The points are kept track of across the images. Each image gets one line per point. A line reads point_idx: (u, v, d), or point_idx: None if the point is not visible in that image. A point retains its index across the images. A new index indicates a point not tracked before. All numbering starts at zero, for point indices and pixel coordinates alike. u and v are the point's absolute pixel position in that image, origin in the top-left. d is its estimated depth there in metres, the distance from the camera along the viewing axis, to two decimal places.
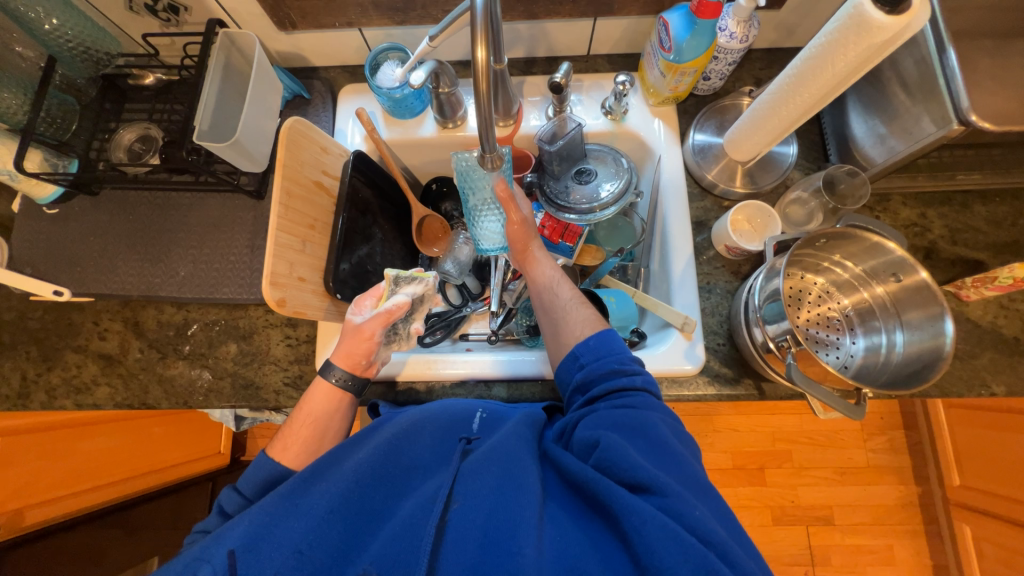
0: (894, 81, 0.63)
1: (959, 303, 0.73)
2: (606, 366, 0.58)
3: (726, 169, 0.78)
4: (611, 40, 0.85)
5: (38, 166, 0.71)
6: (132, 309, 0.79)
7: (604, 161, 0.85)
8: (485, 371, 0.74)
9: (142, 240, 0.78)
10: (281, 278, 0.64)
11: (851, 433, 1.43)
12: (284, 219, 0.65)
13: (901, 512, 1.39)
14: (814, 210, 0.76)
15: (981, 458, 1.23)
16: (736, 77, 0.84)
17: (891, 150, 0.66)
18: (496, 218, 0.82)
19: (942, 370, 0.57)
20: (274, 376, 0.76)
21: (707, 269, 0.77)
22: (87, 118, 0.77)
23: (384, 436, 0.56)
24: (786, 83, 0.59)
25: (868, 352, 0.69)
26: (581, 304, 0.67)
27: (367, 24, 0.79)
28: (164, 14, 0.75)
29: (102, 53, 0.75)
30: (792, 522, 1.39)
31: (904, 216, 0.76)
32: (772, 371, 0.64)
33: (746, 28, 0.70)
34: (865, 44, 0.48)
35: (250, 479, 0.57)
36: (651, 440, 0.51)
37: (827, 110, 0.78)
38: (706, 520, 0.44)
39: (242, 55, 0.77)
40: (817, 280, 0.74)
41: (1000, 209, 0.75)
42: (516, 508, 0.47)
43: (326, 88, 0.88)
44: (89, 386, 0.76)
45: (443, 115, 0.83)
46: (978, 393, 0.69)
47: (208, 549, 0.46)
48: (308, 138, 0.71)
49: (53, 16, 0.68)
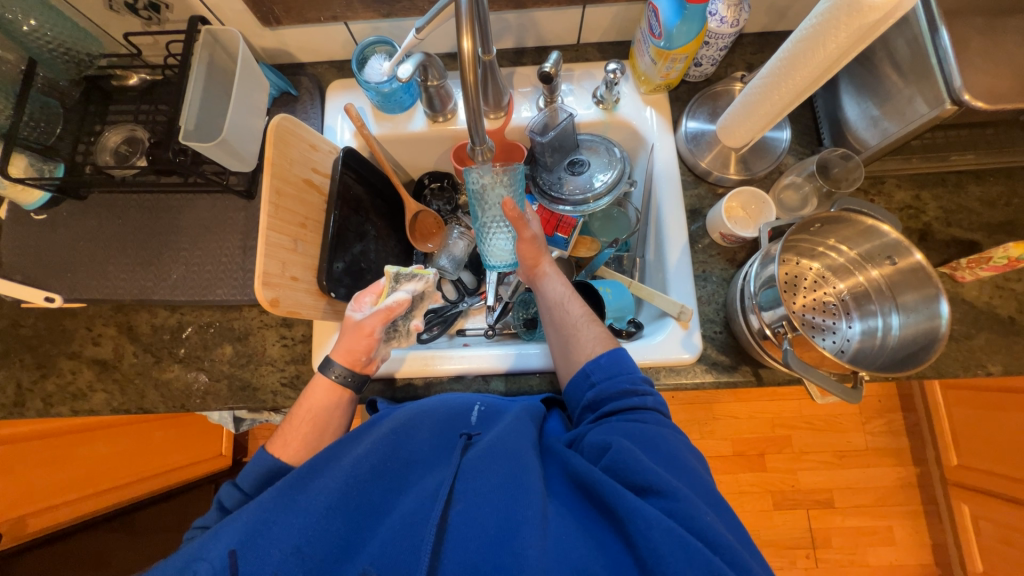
0: (886, 62, 0.63)
1: (954, 284, 0.73)
2: (617, 386, 0.58)
3: (719, 157, 0.77)
4: (601, 28, 0.84)
5: (24, 171, 0.69)
6: (125, 313, 0.78)
7: (596, 151, 0.85)
8: (484, 365, 0.74)
9: (132, 243, 0.77)
10: (274, 278, 0.63)
11: (850, 416, 1.44)
12: (275, 218, 0.64)
13: (901, 493, 1.40)
14: (809, 195, 0.75)
15: (978, 437, 1.24)
16: (728, 63, 0.84)
17: (884, 133, 0.66)
18: (507, 236, 0.82)
19: (938, 352, 0.57)
20: (271, 376, 0.76)
21: (702, 258, 0.76)
22: (71, 121, 0.76)
23: (383, 431, 0.56)
24: (777, 67, 0.59)
25: (865, 336, 0.69)
26: (591, 321, 0.67)
27: (353, 17, 0.78)
28: (145, 12, 0.73)
29: (83, 53, 0.74)
30: (793, 506, 1.40)
31: (898, 199, 0.76)
32: (769, 357, 0.64)
33: (737, 12, 0.69)
34: (854, 26, 0.48)
35: (247, 475, 0.57)
36: (661, 451, 0.51)
37: (820, 94, 0.78)
38: (714, 525, 0.44)
39: (226, 52, 0.76)
40: (812, 265, 0.74)
41: (994, 189, 0.75)
42: (519, 507, 0.47)
43: (314, 85, 0.87)
44: (86, 392, 0.75)
45: (433, 109, 0.82)
46: (974, 372, 0.69)
47: (205, 547, 0.46)
48: (296, 135, 0.69)
49: (30, 17, 0.67)
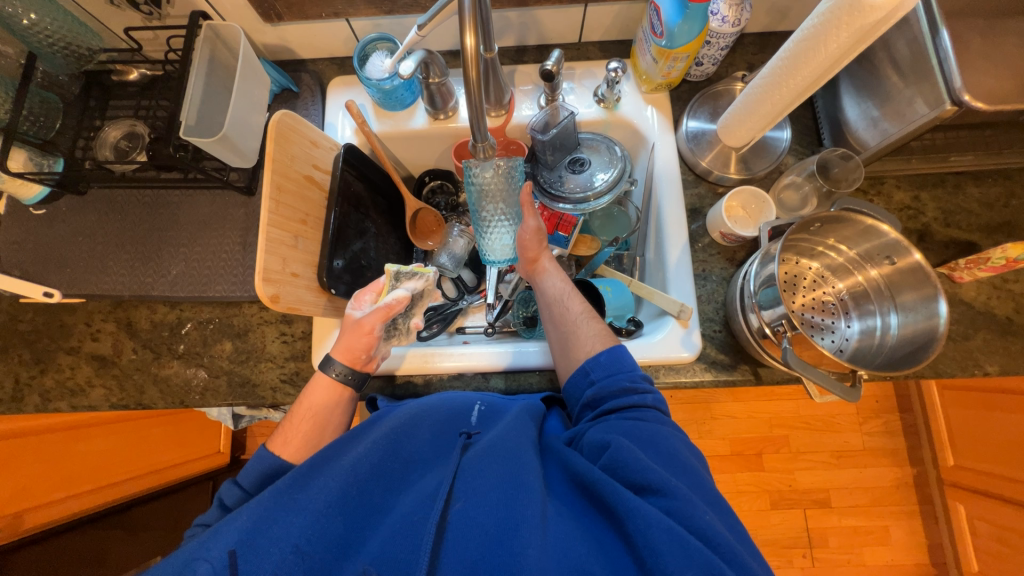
0: (886, 63, 0.63)
1: (952, 284, 0.73)
2: (617, 384, 0.58)
3: (720, 156, 0.78)
4: (602, 27, 0.84)
5: (23, 166, 0.69)
6: (124, 309, 0.78)
7: (597, 150, 0.85)
8: (484, 363, 0.74)
9: (131, 240, 0.76)
10: (274, 274, 0.63)
11: (847, 417, 1.44)
12: (275, 214, 0.64)
13: (897, 493, 1.41)
14: (808, 194, 0.75)
15: (974, 438, 1.25)
16: (729, 62, 0.84)
17: (884, 133, 0.66)
18: (508, 230, 0.82)
19: (936, 350, 0.58)
20: (270, 373, 0.75)
21: (702, 257, 0.77)
22: (70, 116, 0.75)
23: (382, 430, 0.56)
24: (778, 67, 0.59)
25: (863, 336, 0.69)
26: (591, 319, 0.67)
27: (355, 13, 0.78)
28: (146, 7, 0.73)
29: (84, 48, 0.74)
30: (790, 506, 1.40)
31: (898, 199, 0.76)
32: (768, 356, 0.65)
33: (739, 12, 0.69)
34: (856, 26, 0.48)
35: (247, 473, 0.57)
36: (660, 450, 0.52)
37: (820, 94, 0.78)
38: (713, 523, 0.44)
39: (227, 48, 0.76)
40: (811, 264, 0.74)
41: (993, 190, 0.75)
42: (518, 506, 0.47)
43: (315, 81, 0.86)
44: (84, 388, 0.75)
45: (434, 106, 0.82)
46: (972, 373, 0.69)
47: (204, 547, 0.45)
48: (297, 131, 0.69)
49: (31, 11, 0.66)
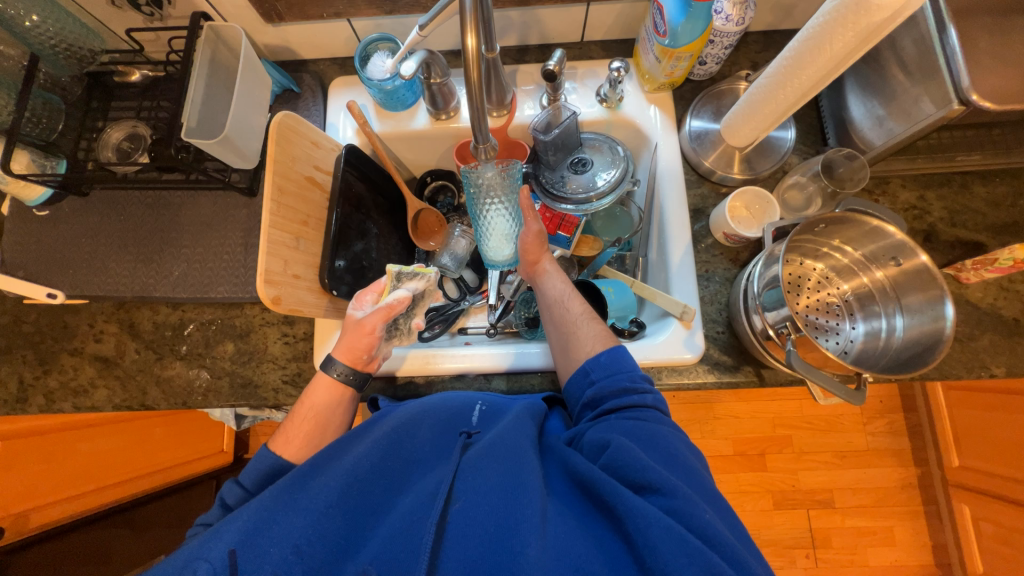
0: (893, 62, 0.62)
1: (958, 285, 0.72)
2: (617, 384, 0.58)
3: (723, 156, 0.77)
4: (604, 26, 0.84)
5: (25, 167, 0.69)
6: (127, 310, 0.78)
7: (599, 150, 0.85)
8: (486, 363, 0.73)
9: (133, 240, 0.77)
10: (276, 276, 0.63)
11: (851, 417, 1.43)
12: (276, 216, 0.64)
13: (901, 493, 1.40)
14: (813, 195, 0.75)
15: (979, 439, 1.24)
16: (733, 61, 0.83)
17: (890, 133, 0.65)
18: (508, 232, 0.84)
19: (942, 353, 0.57)
20: (273, 374, 0.75)
21: (705, 257, 0.76)
22: (73, 117, 0.76)
23: (383, 429, 0.56)
24: (783, 66, 0.58)
25: (868, 337, 0.69)
26: (591, 320, 0.67)
27: (356, 13, 0.78)
28: (147, 8, 0.73)
29: (85, 49, 0.74)
30: (793, 506, 1.40)
31: (904, 199, 0.75)
32: (772, 358, 0.64)
33: (742, 10, 0.68)
34: (862, 25, 0.48)
35: (248, 473, 0.57)
36: (661, 449, 0.51)
37: (825, 93, 0.77)
38: (713, 522, 0.44)
39: (228, 49, 0.75)
40: (816, 265, 0.73)
41: (1000, 189, 0.75)
42: (517, 506, 0.47)
43: (316, 82, 0.86)
44: (88, 388, 0.76)
45: (436, 106, 0.81)
46: (978, 374, 0.68)
47: (205, 547, 0.45)
48: (298, 132, 0.69)
49: (33, 13, 0.66)
